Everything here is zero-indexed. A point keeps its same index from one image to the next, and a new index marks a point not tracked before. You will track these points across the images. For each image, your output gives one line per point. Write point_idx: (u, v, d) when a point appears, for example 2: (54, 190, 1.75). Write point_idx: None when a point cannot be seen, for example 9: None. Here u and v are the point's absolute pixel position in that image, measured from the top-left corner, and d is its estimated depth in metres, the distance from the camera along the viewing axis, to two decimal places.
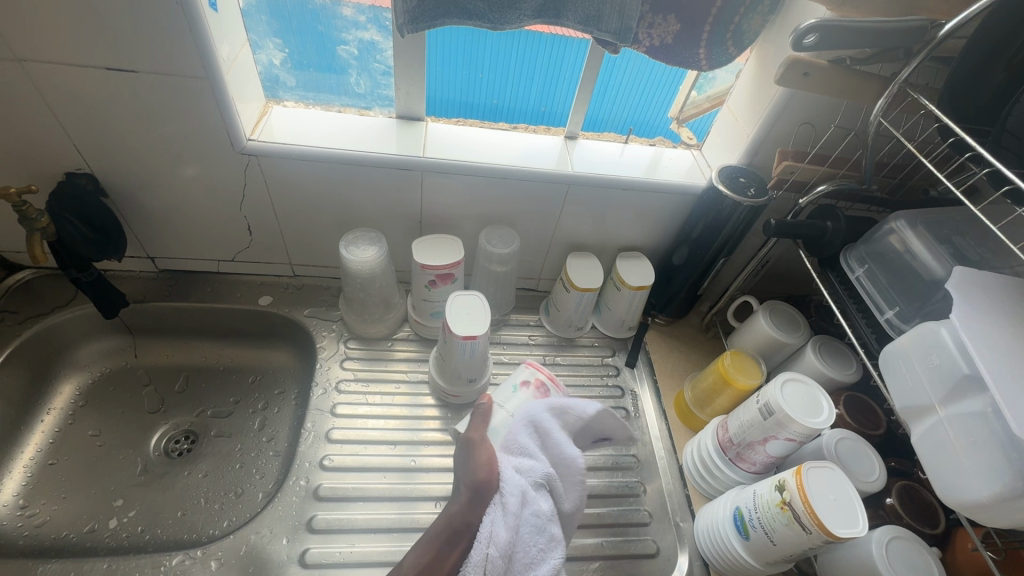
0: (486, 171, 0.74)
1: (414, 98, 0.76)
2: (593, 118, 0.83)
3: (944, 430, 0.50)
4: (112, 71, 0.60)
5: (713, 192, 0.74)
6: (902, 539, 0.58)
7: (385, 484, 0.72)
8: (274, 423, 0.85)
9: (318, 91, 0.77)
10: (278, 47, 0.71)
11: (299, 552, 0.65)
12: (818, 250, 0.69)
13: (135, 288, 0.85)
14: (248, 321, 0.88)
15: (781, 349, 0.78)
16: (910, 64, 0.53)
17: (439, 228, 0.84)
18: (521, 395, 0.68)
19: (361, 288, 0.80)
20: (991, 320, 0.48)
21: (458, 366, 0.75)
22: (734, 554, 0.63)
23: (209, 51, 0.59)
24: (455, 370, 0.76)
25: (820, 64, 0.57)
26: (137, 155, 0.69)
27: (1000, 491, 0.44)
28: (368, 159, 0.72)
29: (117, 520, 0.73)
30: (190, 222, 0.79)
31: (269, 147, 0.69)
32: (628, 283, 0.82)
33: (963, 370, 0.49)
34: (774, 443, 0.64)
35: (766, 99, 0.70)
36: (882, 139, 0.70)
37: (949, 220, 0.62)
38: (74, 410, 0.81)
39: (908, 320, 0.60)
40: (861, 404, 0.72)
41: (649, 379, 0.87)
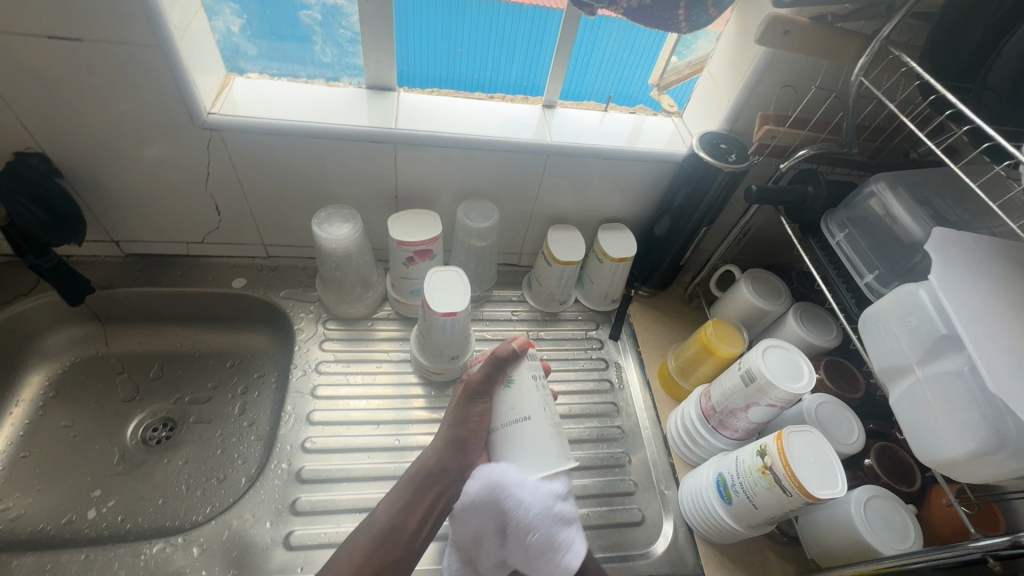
0: (462, 142, 0.72)
1: (383, 66, 0.73)
2: (573, 90, 0.81)
3: (921, 390, 0.50)
4: (54, 40, 0.56)
5: (694, 160, 0.73)
6: (879, 498, 0.59)
7: (370, 465, 0.71)
8: (254, 407, 0.83)
9: (283, 61, 0.73)
10: (234, 12, 0.67)
11: (283, 535, 0.64)
12: (799, 216, 0.68)
13: (100, 274, 0.82)
14: (222, 305, 0.86)
15: (763, 316, 0.78)
16: (892, 20, 0.51)
17: (415, 203, 0.81)
18: (524, 398, 0.59)
19: (337, 267, 0.78)
20: (970, 279, 0.48)
21: (544, 437, 0.57)
22: (718, 520, 0.64)
23: (158, 17, 0.56)
24: (533, 403, 0.59)
25: (801, 22, 0.55)
26: (92, 132, 0.66)
27: (976, 448, 0.45)
28: (338, 132, 0.69)
29: (96, 511, 0.71)
30: (153, 202, 0.76)
31: (232, 121, 0.66)
32: (611, 255, 0.81)
33: (941, 330, 0.49)
34: (756, 410, 0.64)
35: (747, 62, 0.68)
36: (864, 100, 0.68)
37: (929, 181, 0.62)
38: (44, 401, 0.79)
39: (887, 284, 0.60)
40: (841, 368, 0.73)
41: (633, 350, 0.87)
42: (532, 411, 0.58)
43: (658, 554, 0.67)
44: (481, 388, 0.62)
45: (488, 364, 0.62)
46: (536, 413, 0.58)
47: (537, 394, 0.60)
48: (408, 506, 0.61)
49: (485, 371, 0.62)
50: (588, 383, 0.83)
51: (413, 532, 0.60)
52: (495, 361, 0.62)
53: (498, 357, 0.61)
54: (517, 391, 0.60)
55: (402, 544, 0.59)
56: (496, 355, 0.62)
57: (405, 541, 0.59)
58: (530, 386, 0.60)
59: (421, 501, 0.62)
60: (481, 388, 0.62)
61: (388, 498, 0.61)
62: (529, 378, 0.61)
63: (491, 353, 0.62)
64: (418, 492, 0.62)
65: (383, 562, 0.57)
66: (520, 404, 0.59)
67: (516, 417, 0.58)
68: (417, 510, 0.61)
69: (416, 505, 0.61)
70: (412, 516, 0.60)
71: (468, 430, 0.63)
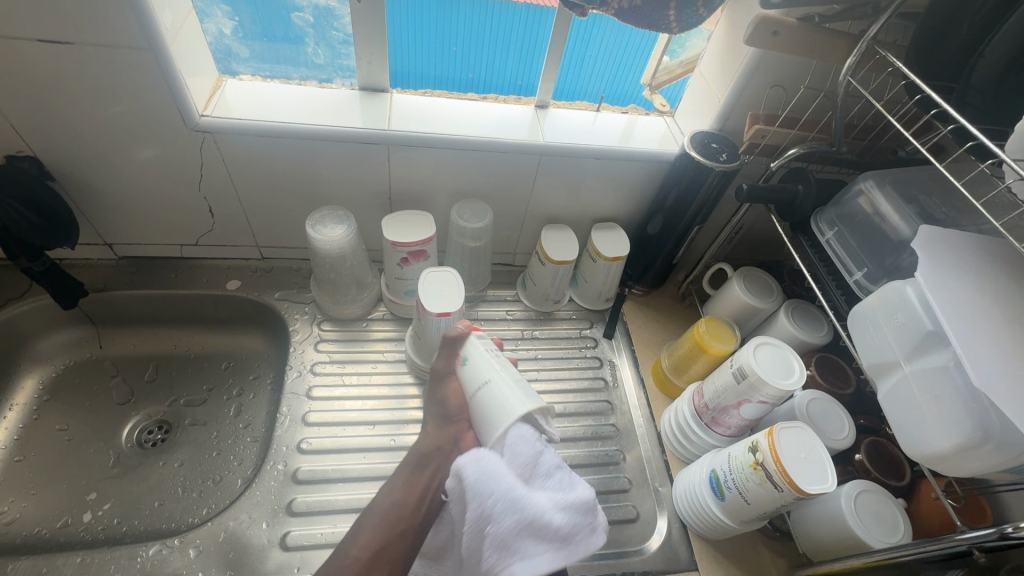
0: (455, 143, 0.72)
1: (376, 67, 0.73)
2: (567, 89, 0.81)
3: (909, 385, 0.51)
4: (44, 43, 0.56)
5: (686, 159, 0.73)
6: (870, 492, 0.60)
7: (366, 465, 0.71)
8: (250, 408, 0.83)
9: (275, 63, 0.73)
10: (226, 15, 0.67)
11: (279, 535, 0.64)
12: (790, 215, 0.69)
13: (93, 277, 0.82)
14: (216, 307, 0.86)
15: (755, 314, 0.79)
16: (878, 21, 0.52)
17: (409, 204, 0.81)
18: (479, 365, 0.63)
19: (331, 268, 0.78)
20: (956, 276, 0.48)
21: (504, 390, 0.59)
22: (711, 516, 0.65)
23: (149, 21, 0.56)
24: (486, 366, 0.62)
25: (789, 23, 0.56)
26: (84, 136, 0.66)
27: (961, 442, 0.46)
28: (331, 133, 0.69)
29: (91, 514, 0.71)
30: (146, 205, 0.76)
31: (224, 123, 0.66)
32: (604, 255, 0.82)
33: (928, 326, 0.49)
34: (748, 406, 0.65)
35: (737, 62, 0.69)
36: (852, 99, 0.69)
37: (916, 179, 0.63)
38: (38, 405, 0.78)
39: (876, 281, 0.60)
40: (832, 364, 0.73)
41: (627, 349, 0.88)
42: (489, 373, 0.62)
43: (652, 551, 0.68)
44: (447, 367, 0.66)
45: (444, 346, 0.67)
46: (491, 374, 0.61)
47: (491, 359, 0.63)
48: (408, 484, 0.61)
49: (443, 354, 0.67)
50: (582, 382, 0.83)
51: (415, 507, 0.59)
52: (449, 343, 0.66)
53: (447, 339, 0.66)
54: (474, 362, 0.64)
55: (404, 520, 0.58)
56: (448, 336, 0.66)
57: (408, 517, 0.59)
58: (481, 357, 0.64)
59: (421, 478, 0.61)
60: (447, 368, 0.67)
61: (389, 483, 0.62)
62: (480, 350, 0.64)
63: (443, 336, 0.67)
64: (418, 471, 0.62)
65: (388, 535, 0.57)
66: (477, 371, 0.63)
67: (478, 383, 0.62)
68: (417, 488, 0.61)
69: (417, 482, 0.61)
70: (412, 494, 0.60)
71: (464, 427, 0.64)
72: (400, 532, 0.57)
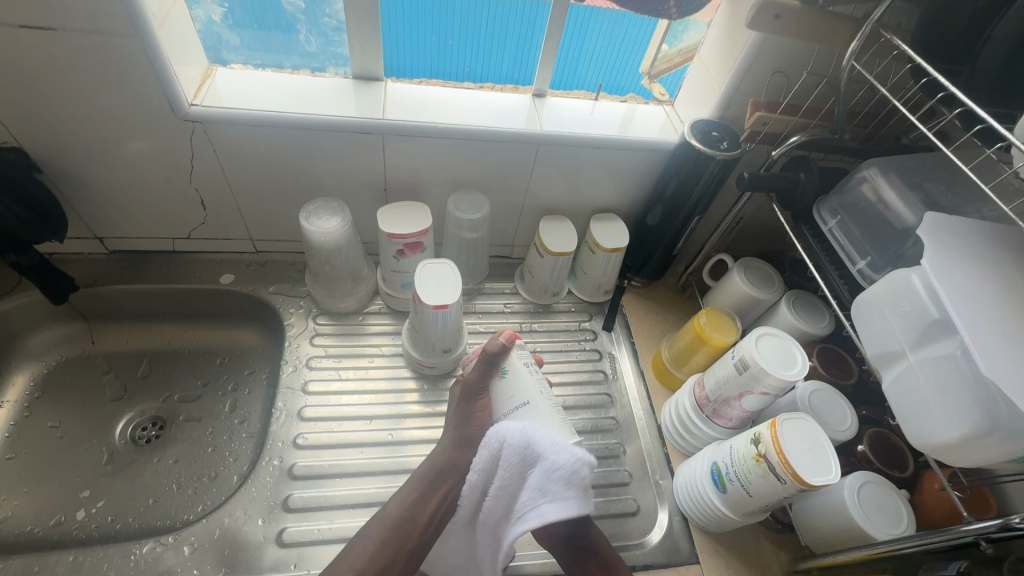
0: (451, 132, 0.71)
1: (370, 55, 0.71)
2: (563, 81, 0.80)
3: (914, 375, 0.50)
4: (27, 29, 0.54)
5: (686, 148, 0.72)
6: (873, 484, 0.60)
7: (363, 460, 0.70)
8: (245, 404, 0.82)
9: (266, 51, 0.71)
10: (215, 2, 0.65)
11: (275, 532, 0.64)
12: (791, 203, 0.68)
13: (84, 271, 0.80)
14: (210, 301, 0.85)
15: (756, 305, 0.78)
16: (883, 3, 0.51)
17: (405, 195, 0.80)
18: (525, 385, 0.63)
19: (326, 261, 0.77)
20: (962, 263, 0.47)
21: (546, 416, 0.61)
22: (712, 508, 0.64)
23: (134, 6, 0.54)
24: (535, 388, 0.63)
25: (792, 6, 0.54)
26: (70, 126, 0.64)
27: (968, 432, 0.45)
28: (324, 123, 0.67)
29: (85, 511, 0.70)
30: (136, 198, 0.74)
31: (214, 112, 0.65)
32: (603, 246, 0.81)
33: (934, 315, 0.48)
34: (750, 398, 0.64)
35: (738, 48, 0.67)
36: (855, 85, 0.68)
37: (920, 166, 0.62)
38: (30, 402, 0.77)
39: (879, 270, 0.59)
40: (833, 355, 0.73)
41: (627, 341, 0.87)
42: (530, 396, 0.62)
43: (653, 544, 0.67)
44: (479, 386, 0.64)
45: (481, 363, 0.63)
46: (533, 397, 0.62)
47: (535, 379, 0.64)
48: (419, 499, 0.60)
49: (477, 374, 0.64)
50: (582, 375, 0.82)
51: (426, 525, 0.59)
52: (488, 359, 0.63)
53: (488, 354, 0.63)
54: (514, 380, 0.63)
55: (412, 536, 0.57)
56: (487, 354, 0.63)
57: (418, 533, 0.58)
58: (524, 376, 0.63)
59: (434, 495, 0.61)
60: (478, 386, 0.64)
61: (402, 491, 0.60)
62: (522, 367, 0.64)
63: (480, 353, 0.63)
64: (431, 488, 0.61)
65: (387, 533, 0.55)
66: (521, 392, 0.63)
67: (517, 404, 0.62)
68: (429, 504, 0.60)
69: (428, 498, 0.60)
70: (424, 510, 0.59)
71: (463, 423, 0.64)
72: (409, 549, 0.56)
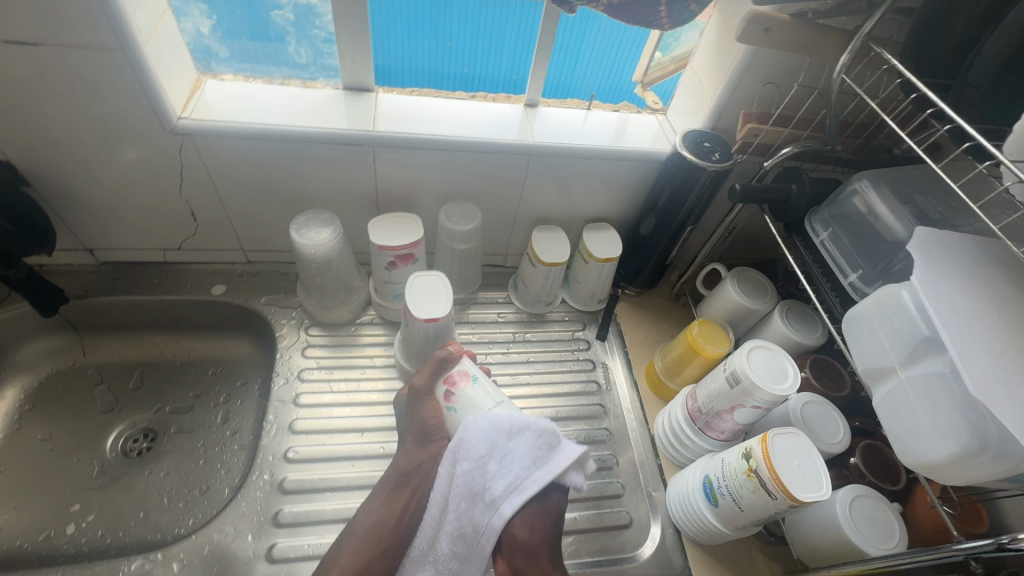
0: (442, 143, 0.70)
1: (360, 66, 0.71)
2: (556, 84, 0.79)
3: (905, 391, 0.50)
4: (11, 44, 0.54)
5: (678, 158, 0.72)
6: (865, 498, 0.59)
7: (354, 473, 0.70)
8: (238, 416, 0.82)
9: (255, 62, 0.71)
10: (204, 13, 0.65)
11: (265, 547, 0.63)
12: (783, 215, 0.68)
13: (74, 283, 0.80)
14: (202, 312, 0.84)
15: (749, 315, 0.78)
16: (872, 17, 0.51)
17: (397, 206, 0.80)
18: (481, 388, 0.65)
19: (317, 273, 0.77)
20: (953, 281, 0.47)
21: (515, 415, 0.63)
22: (704, 522, 0.64)
23: (120, 20, 0.54)
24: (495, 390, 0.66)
25: (781, 19, 0.54)
26: (58, 140, 0.63)
27: (958, 451, 0.45)
28: (314, 135, 0.67)
29: (75, 526, 0.70)
30: (126, 209, 0.74)
31: (203, 126, 0.64)
32: (596, 256, 0.81)
33: (924, 332, 0.48)
34: (742, 411, 0.64)
35: (730, 58, 0.67)
36: (846, 96, 0.68)
37: (912, 178, 0.62)
38: (20, 414, 0.77)
39: (871, 283, 0.59)
40: (827, 366, 0.72)
41: (620, 351, 0.87)
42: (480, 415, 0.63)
43: (645, 558, 0.67)
44: (427, 386, 0.65)
45: (432, 366, 0.66)
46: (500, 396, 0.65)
47: (489, 389, 0.65)
48: (389, 502, 0.62)
49: (429, 372, 0.66)
50: (575, 385, 0.82)
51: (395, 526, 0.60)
52: (439, 364, 0.66)
53: (437, 358, 0.66)
54: (463, 406, 0.64)
55: (387, 537, 0.60)
56: (438, 359, 0.66)
57: (389, 533, 0.60)
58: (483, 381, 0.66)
59: (400, 497, 0.62)
60: (428, 387, 0.66)
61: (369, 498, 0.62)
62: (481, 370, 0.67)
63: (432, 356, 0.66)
64: (397, 491, 0.63)
65: None
66: (484, 395, 0.65)
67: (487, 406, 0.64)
68: (396, 507, 0.62)
69: (396, 500, 0.62)
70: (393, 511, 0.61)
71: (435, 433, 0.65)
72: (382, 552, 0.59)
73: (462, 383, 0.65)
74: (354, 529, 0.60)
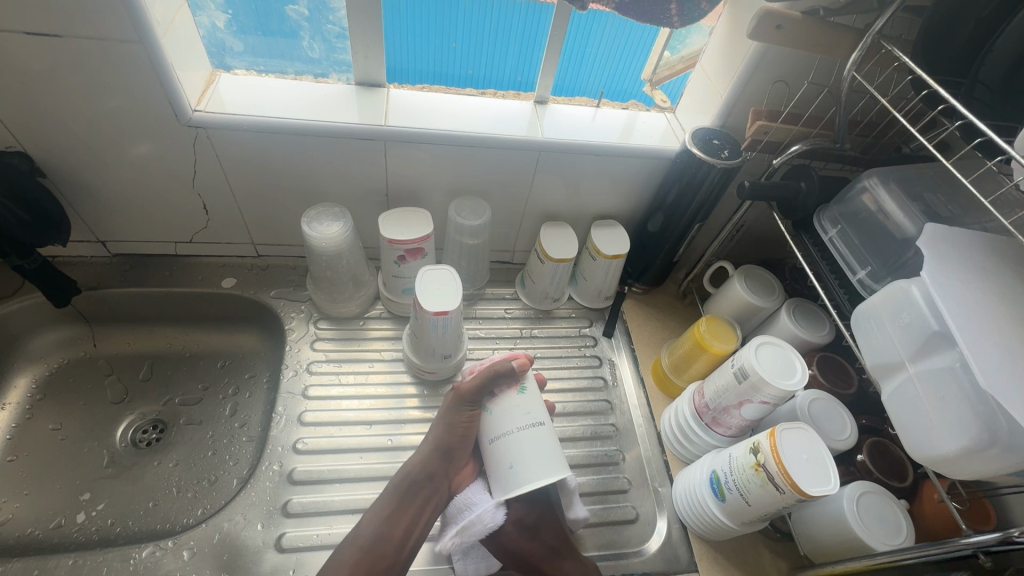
0: (453, 140, 0.71)
1: (373, 62, 0.72)
2: (565, 86, 0.80)
3: (914, 386, 0.50)
4: (32, 36, 0.55)
5: (686, 156, 0.72)
6: (872, 494, 0.60)
7: (362, 465, 0.71)
8: (246, 408, 0.82)
9: (269, 57, 0.72)
10: (219, 8, 0.65)
11: (275, 537, 0.64)
12: (791, 212, 0.68)
13: (87, 274, 0.81)
14: (213, 304, 0.85)
15: (756, 313, 0.78)
16: (884, 14, 0.51)
17: (407, 201, 0.80)
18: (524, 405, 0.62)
19: (327, 266, 0.77)
20: (963, 275, 0.47)
21: (552, 445, 0.60)
22: (711, 517, 0.64)
23: (139, 13, 0.54)
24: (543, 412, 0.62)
25: (793, 16, 0.55)
26: (75, 131, 0.64)
27: (967, 444, 0.45)
28: (326, 129, 0.68)
29: (85, 514, 0.70)
30: (139, 201, 0.74)
31: (217, 118, 0.65)
32: (604, 253, 0.81)
33: (933, 327, 0.48)
34: (749, 407, 0.64)
35: (740, 56, 0.68)
36: (856, 95, 0.68)
37: (921, 176, 0.62)
38: (31, 404, 0.77)
39: (879, 280, 0.60)
40: (834, 364, 0.73)
41: (627, 347, 0.87)
42: (514, 426, 0.61)
43: (651, 552, 0.67)
44: (474, 398, 0.64)
45: (483, 380, 0.63)
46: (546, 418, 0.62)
47: (530, 405, 0.62)
48: (393, 517, 0.59)
49: (479, 385, 0.63)
50: (581, 381, 0.83)
51: (401, 539, 0.58)
52: (489, 380, 0.63)
53: (496, 372, 0.63)
54: (500, 411, 0.62)
55: (388, 555, 0.56)
56: (496, 371, 0.63)
57: (393, 550, 0.57)
58: (534, 397, 0.63)
59: (407, 510, 0.60)
60: (473, 399, 0.64)
61: (372, 511, 0.60)
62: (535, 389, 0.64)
63: (492, 366, 0.63)
64: (403, 504, 0.61)
65: None
66: (530, 409, 0.62)
67: (529, 421, 0.61)
68: (402, 521, 0.59)
69: (401, 515, 0.60)
70: (398, 526, 0.59)
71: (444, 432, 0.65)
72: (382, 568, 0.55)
73: (512, 387, 0.64)
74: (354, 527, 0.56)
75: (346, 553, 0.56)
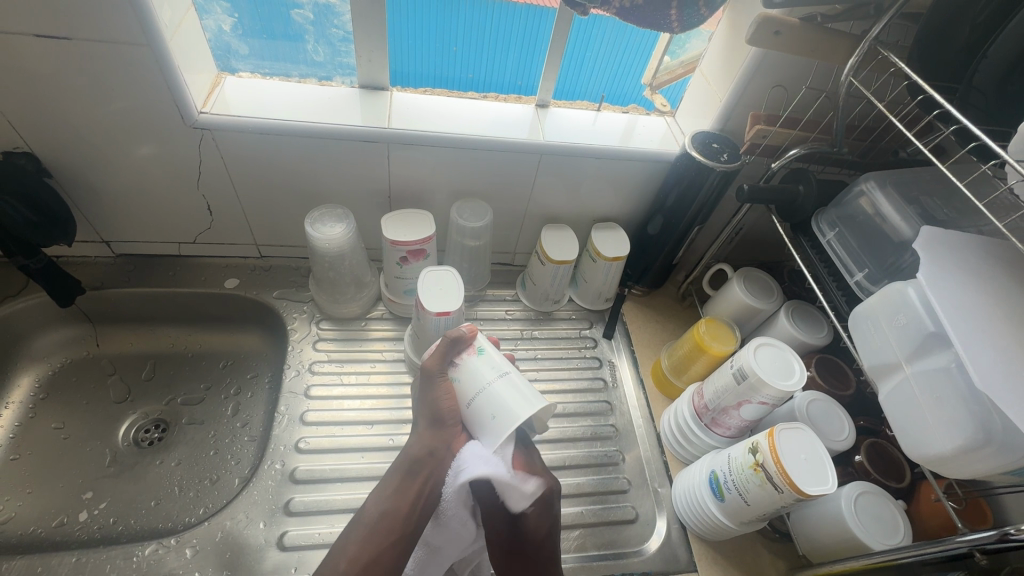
0: (455, 142, 0.72)
1: (376, 65, 0.73)
2: (566, 88, 0.81)
3: (910, 387, 0.51)
4: (41, 38, 0.55)
5: (686, 159, 0.73)
6: (870, 494, 0.60)
7: (363, 464, 0.71)
8: (247, 408, 0.83)
9: (274, 60, 0.73)
10: (226, 12, 0.66)
11: (277, 535, 0.64)
12: (790, 215, 0.69)
13: (91, 275, 0.81)
14: (215, 305, 0.85)
15: (755, 315, 0.79)
16: (880, 21, 0.52)
17: (409, 203, 0.81)
18: (487, 360, 0.61)
19: (330, 266, 0.78)
20: (958, 277, 0.48)
21: (520, 386, 0.60)
22: (711, 517, 0.65)
23: (147, 16, 0.55)
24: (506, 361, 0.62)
25: (790, 23, 0.55)
26: (83, 133, 0.65)
27: (961, 444, 0.46)
28: (330, 131, 0.68)
29: (87, 513, 0.71)
30: (143, 202, 0.75)
31: (222, 120, 0.66)
32: (604, 254, 0.82)
33: (928, 328, 0.49)
34: (748, 407, 0.65)
35: (738, 61, 0.69)
36: (853, 100, 0.69)
37: (917, 181, 0.63)
38: (34, 403, 0.78)
39: (876, 282, 0.60)
40: (832, 366, 0.73)
41: (627, 349, 0.88)
42: (481, 386, 0.60)
43: (651, 552, 0.68)
44: (440, 368, 0.62)
45: (440, 349, 0.63)
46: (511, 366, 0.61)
47: (493, 361, 0.62)
48: (399, 491, 0.58)
49: (441, 354, 0.62)
50: (582, 382, 0.83)
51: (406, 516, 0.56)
52: (445, 348, 0.63)
53: (448, 343, 0.62)
54: (466, 377, 0.61)
55: (398, 528, 0.55)
56: (449, 338, 0.62)
57: (402, 525, 0.56)
58: (493, 350, 0.63)
59: (413, 483, 0.58)
60: (439, 370, 0.62)
61: (378, 490, 0.59)
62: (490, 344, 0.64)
63: (444, 335, 0.63)
64: (408, 479, 0.59)
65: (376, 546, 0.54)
66: (492, 364, 0.61)
67: (498, 373, 0.60)
68: (409, 493, 0.57)
69: (408, 488, 0.58)
70: (404, 500, 0.57)
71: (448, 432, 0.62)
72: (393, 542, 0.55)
73: (467, 351, 0.63)
74: (363, 518, 0.56)
75: (353, 534, 0.55)
